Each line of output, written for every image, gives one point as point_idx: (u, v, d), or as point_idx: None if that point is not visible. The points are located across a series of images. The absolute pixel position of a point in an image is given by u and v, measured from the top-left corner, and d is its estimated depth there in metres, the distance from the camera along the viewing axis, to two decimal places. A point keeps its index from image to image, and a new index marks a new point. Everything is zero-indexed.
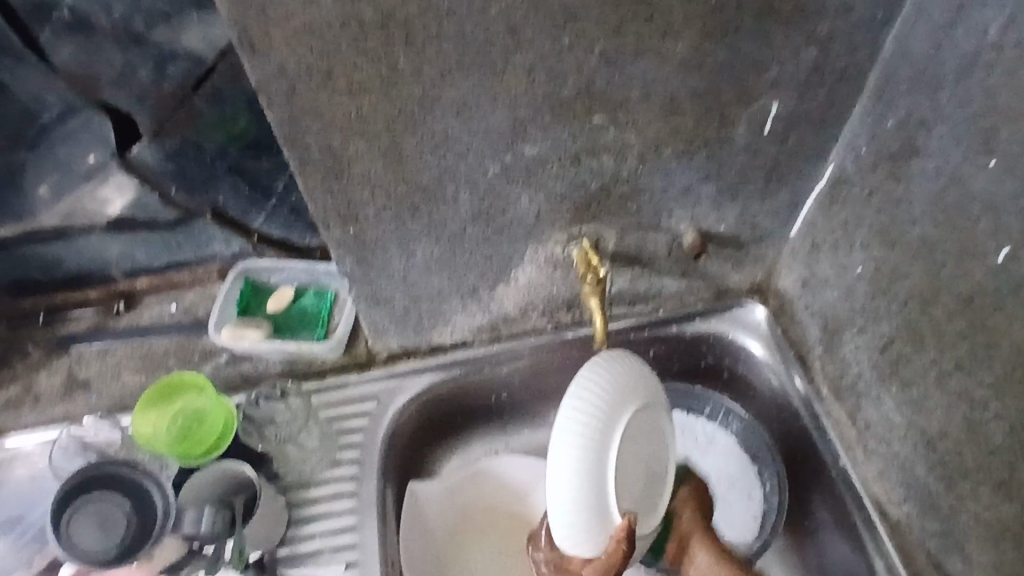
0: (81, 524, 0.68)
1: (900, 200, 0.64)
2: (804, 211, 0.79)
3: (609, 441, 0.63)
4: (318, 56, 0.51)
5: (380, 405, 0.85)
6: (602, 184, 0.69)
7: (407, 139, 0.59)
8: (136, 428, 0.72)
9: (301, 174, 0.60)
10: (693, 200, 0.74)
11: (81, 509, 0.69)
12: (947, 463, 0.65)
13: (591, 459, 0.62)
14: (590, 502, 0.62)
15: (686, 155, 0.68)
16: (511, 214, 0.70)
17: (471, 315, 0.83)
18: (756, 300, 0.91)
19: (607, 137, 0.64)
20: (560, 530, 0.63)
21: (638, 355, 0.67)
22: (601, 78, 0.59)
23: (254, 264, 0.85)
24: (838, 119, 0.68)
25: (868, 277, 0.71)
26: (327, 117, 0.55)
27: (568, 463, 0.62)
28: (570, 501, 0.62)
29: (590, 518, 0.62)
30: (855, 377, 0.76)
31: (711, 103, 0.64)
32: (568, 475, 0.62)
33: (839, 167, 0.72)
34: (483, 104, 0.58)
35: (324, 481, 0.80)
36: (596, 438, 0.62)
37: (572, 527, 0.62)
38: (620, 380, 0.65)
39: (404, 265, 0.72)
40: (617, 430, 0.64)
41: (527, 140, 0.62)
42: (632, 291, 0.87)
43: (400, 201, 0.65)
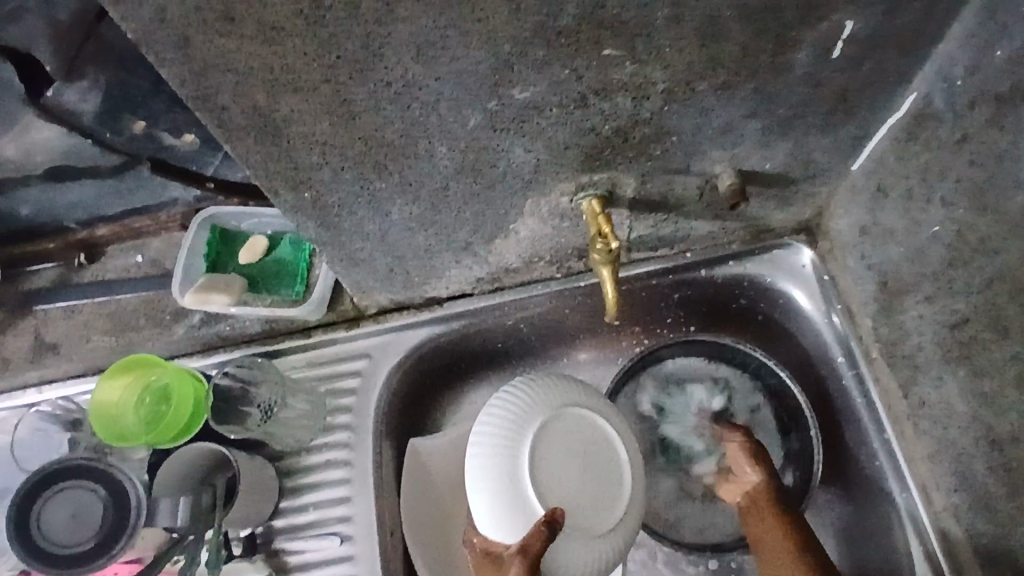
0: (52, 526, 0.61)
1: (1007, 154, 0.48)
2: (872, 145, 0.63)
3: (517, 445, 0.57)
4: None
5: (372, 362, 0.78)
6: (616, 128, 0.55)
7: (356, 90, 0.45)
8: (98, 422, 0.64)
9: (226, 139, 0.47)
10: (733, 139, 0.59)
11: (45, 509, 0.62)
12: (1016, 471, 0.55)
13: (503, 457, 0.57)
14: (506, 496, 0.55)
15: (726, 90, 0.53)
16: (503, 166, 0.56)
17: (467, 268, 0.72)
18: (802, 241, 0.77)
19: (623, 74, 0.49)
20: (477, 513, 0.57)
21: (563, 374, 0.61)
22: (613, 2, 0.43)
23: (220, 211, 0.74)
24: (933, 36, 0.51)
25: (949, 241, 0.57)
26: (243, 72, 0.42)
27: (480, 457, 0.57)
28: (489, 493, 0.56)
29: (510, 511, 0.55)
30: (915, 349, 0.65)
31: (764, 25, 0.47)
32: (484, 478, 0.56)
33: (926, 97, 0.55)
34: (451, 43, 0.43)
35: (316, 448, 0.75)
36: (504, 436, 0.57)
37: (489, 513, 0.56)
38: (535, 398, 0.59)
39: (378, 226, 0.61)
40: (522, 443, 0.57)
41: (515, 84, 0.48)
42: (655, 236, 0.74)
43: (361, 161, 0.52)
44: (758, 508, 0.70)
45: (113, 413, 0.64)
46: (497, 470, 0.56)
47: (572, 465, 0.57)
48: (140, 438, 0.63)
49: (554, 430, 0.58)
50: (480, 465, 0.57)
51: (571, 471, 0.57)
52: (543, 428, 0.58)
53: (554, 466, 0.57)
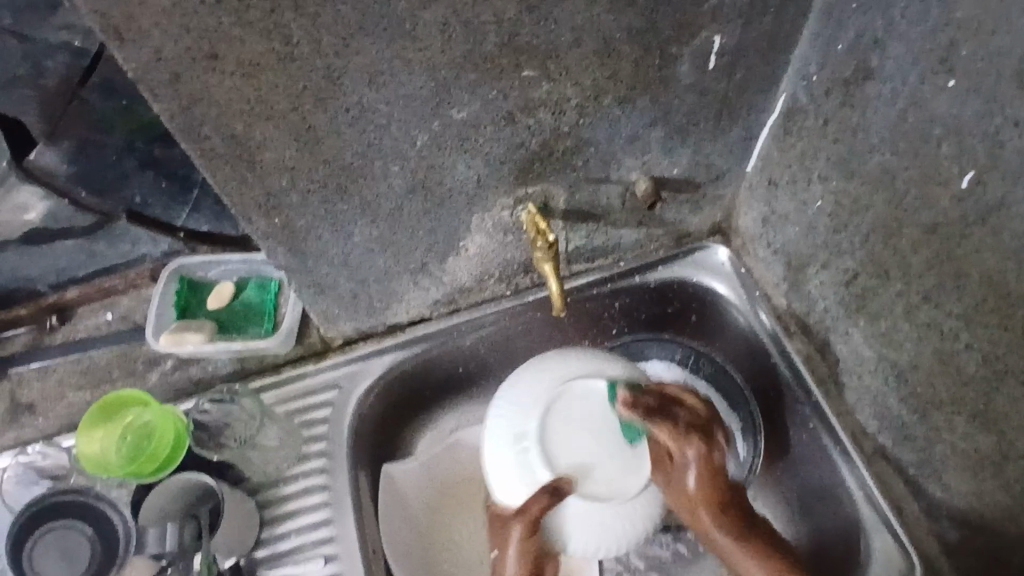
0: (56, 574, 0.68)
1: (856, 128, 0.60)
2: (759, 146, 0.75)
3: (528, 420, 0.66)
4: (198, 37, 0.45)
5: (342, 392, 0.82)
6: (542, 141, 0.64)
7: (319, 117, 0.53)
8: (86, 461, 0.68)
9: (207, 168, 0.54)
10: (642, 147, 0.70)
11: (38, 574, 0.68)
12: (920, 395, 0.64)
13: (523, 430, 0.66)
14: (518, 464, 0.65)
15: (628, 102, 0.64)
16: (449, 183, 0.65)
17: (425, 290, 0.79)
18: (718, 241, 0.88)
19: (542, 91, 0.59)
20: (496, 479, 0.66)
21: (575, 355, 0.70)
22: (526, 28, 0.53)
23: (188, 262, 0.80)
24: (785, 46, 0.64)
25: (829, 211, 0.68)
26: (223, 103, 0.50)
27: (503, 431, 0.67)
28: (508, 462, 0.66)
29: (526, 476, 0.65)
30: (822, 313, 0.74)
31: (650, 42, 0.58)
32: (503, 450, 0.66)
33: (791, 98, 0.68)
34: (397, 70, 0.52)
35: (294, 477, 0.77)
36: (515, 415, 0.67)
37: (509, 476, 0.65)
38: (543, 375, 0.68)
39: (342, 249, 0.68)
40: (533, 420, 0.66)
41: (454, 105, 0.57)
42: (590, 247, 0.83)
43: (324, 184, 0.60)
44: (705, 503, 0.66)
45: (97, 460, 0.68)
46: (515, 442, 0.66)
47: (578, 434, 0.66)
48: (123, 470, 0.67)
49: (569, 406, 0.67)
50: (503, 437, 0.67)
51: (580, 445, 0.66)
52: (554, 404, 0.67)
53: (563, 438, 0.66)
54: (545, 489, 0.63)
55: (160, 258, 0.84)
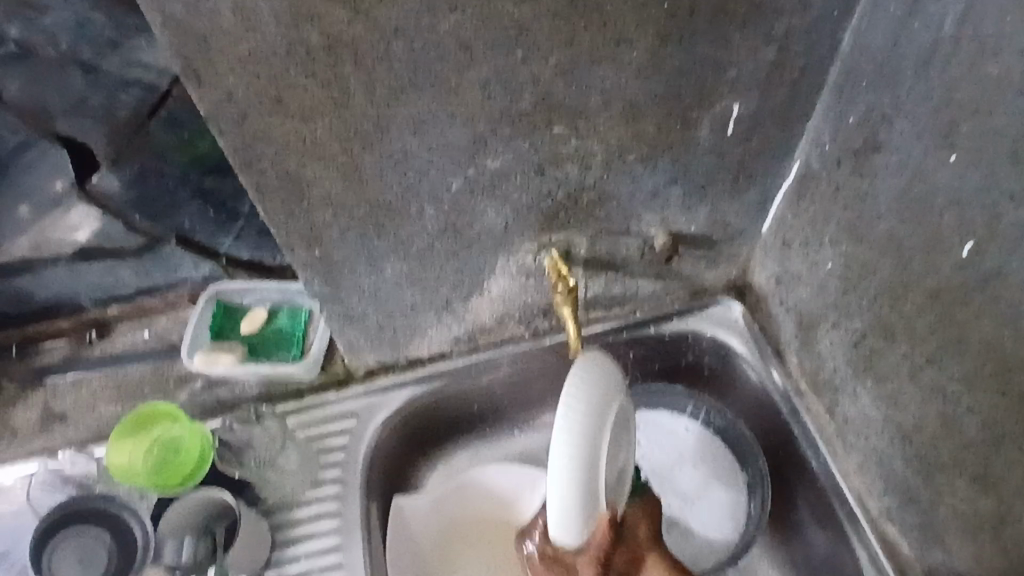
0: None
1: (866, 195, 0.64)
2: (774, 208, 0.79)
3: (599, 446, 0.63)
4: (266, 82, 0.50)
5: (361, 421, 0.85)
6: (568, 193, 0.69)
7: (366, 159, 0.58)
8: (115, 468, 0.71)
9: (259, 200, 0.59)
10: (661, 203, 0.74)
11: None
12: (923, 456, 0.65)
13: (587, 472, 0.62)
14: (585, 497, 0.63)
15: (650, 160, 0.68)
16: (479, 227, 0.69)
17: (447, 327, 0.83)
18: (732, 298, 0.91)
19: (570, 146, 0.64)
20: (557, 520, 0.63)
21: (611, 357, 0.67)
22: (560, 89, 0.58)
23: (226, 287, 0.85)
24: (800, 116, 0.68)
25: (839, 273, 0.70)
26: (281, 143, 0.55)
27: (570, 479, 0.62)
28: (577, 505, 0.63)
29: (588, 512, 0.63)
30: (832, 372, 0.77)
31: (673, 107, 0.63)
32: (567, 485, 0.62)
33: (805, 164, 0.71)
34: (440, 121, 0.57)
35: (307, 502, 0.79)
36: (584, 434, 0.62)
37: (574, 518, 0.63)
38: (597, 394, 0.63)
39: (373, 283, 0.72)
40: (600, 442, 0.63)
41: (489, 154, 0.62)
42: (607, 295, 0.87)
43: (364, 221, 0.64)
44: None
45: (124, 469, 0.71)
46: (582, 493, 0.62)
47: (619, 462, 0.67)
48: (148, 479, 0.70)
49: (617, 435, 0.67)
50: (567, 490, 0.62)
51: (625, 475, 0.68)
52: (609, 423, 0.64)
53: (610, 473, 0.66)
54: (606, 521, 0.65)
55: (199, 281, 0.89)
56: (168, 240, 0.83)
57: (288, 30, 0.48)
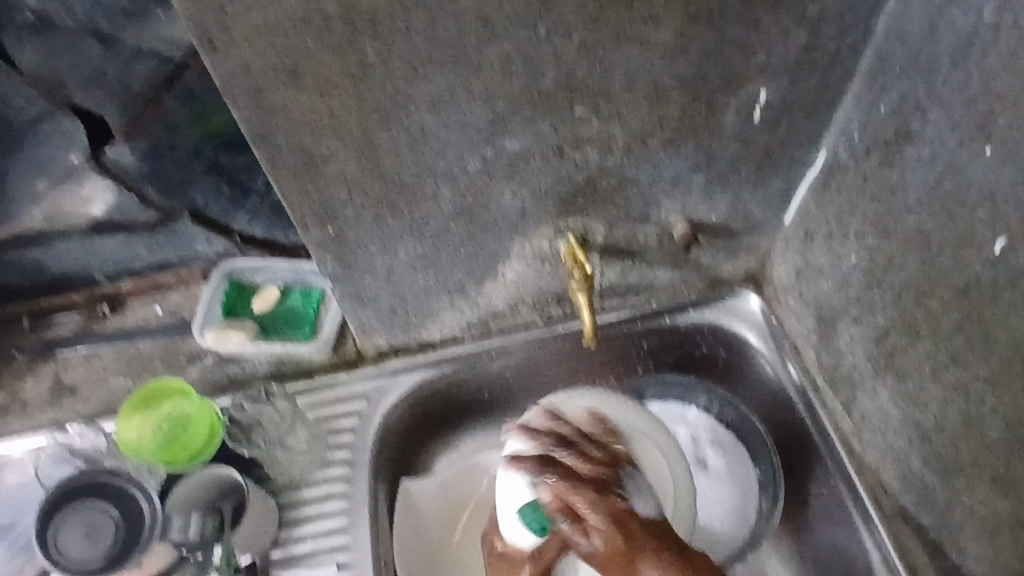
0: (77, 550, 0.68)
1: (894, 187, 0.62)
2: (798, 198, 0.77)
3: (557, 460, 0.68)
4: (282, 53, 0.49)
5: (370, 404, 0.84)
6: (587, 177, 0.67)
7: (382, 135, 0.57)
8: (126, 444, 0.71)
9: (273, 175, 0.58)
10: (682, 190, 0.72)
11: (61, 552, 0.68)
12: (943, 457, 0.63)
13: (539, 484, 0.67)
14: (542, 506, 0.67)
15: (672, 145, 0.66)
16: (495, 209, 0.68)
17: (459, 311, 0.82)
18: (750, 289, 0.89)
19: (591, 128, 0.62)
20: (509, 526, 0.67)
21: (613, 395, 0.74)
22: (581, 69, 0.56)
23: (239, 265, 0.85)
24: (829, 104, 0.66)
25: (863, 267, 0.69)
26: (296, 116, 0.53)
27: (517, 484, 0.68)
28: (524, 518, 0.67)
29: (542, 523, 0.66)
30: (851, 368, 0.75)
31: (697, 91, 0.61)
32: (519, 484, 0.67)
33: (833, 154, 0.69)
34: (459, 99, 0.56)
35: (315, 482, 0.80)
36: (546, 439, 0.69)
37: (526, 527, 0.66)
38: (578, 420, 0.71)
39: (386, 263, 0.71)
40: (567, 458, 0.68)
41: (508, 135, 0.60)
42: (623, 283, 0.85)
43: (379, 200, 0.63)
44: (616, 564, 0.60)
45: (132, 445, 0.71)
46: (533, 496, 0.67)
47: None
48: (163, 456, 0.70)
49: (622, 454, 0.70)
50: (519, 499, 0.67)
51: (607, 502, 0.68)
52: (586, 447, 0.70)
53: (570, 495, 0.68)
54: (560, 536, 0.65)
55: (212, 258, 0.88)
56: (181, 215, 0.83)
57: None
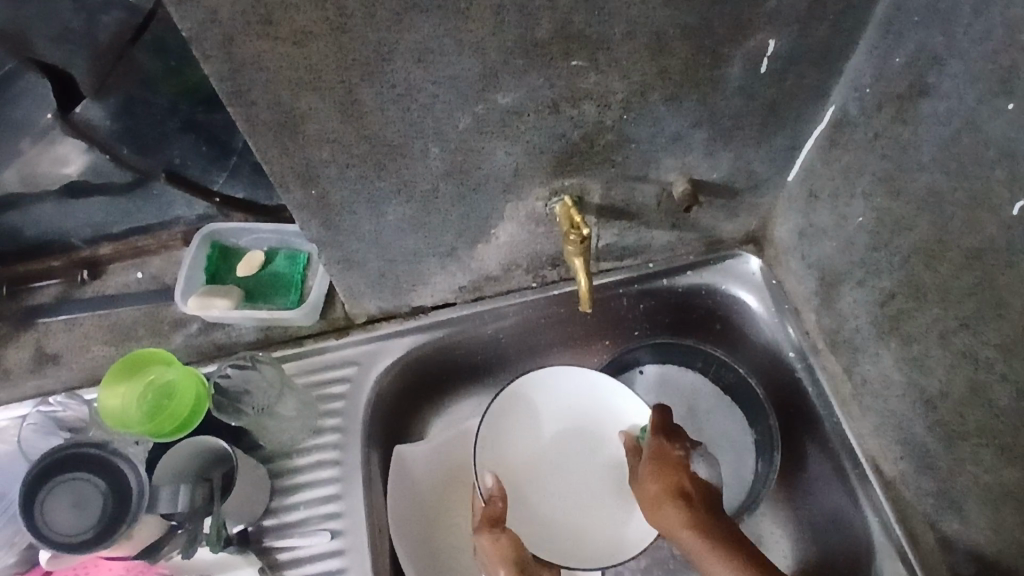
0: (68, 524, 0.65)
1: (907, 144, 0.59)
2: (802, 156, 0.74)
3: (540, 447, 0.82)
4: (254, 1, 0.45)
5: (361, 369, 0.83)
6: (584, 134, 0.64)
7: (365, 91, 0.53)
8: (116, 419, 0.68)
9: (251, 135, 0.55)
10: (683, 148, 0.69)
11: (49, 527, 0.65)
12: (946, 423, 0.63)
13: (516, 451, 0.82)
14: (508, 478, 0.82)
15: (674, 100, 0.63)
16: (487, 169, 0.65)
17: (451, 275, 0.80)
18: (750, 251, 0.87)
19: (588, 82, 0.58)
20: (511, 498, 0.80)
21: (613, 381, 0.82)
22: (579, 16, 0.52)
23: (220, 228, 0.81)
24: (839, 56, 0.62)
25: (869, 229, 0.66)
26: (272, 70, 0.50)
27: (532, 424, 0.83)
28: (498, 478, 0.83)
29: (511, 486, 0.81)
30: (853, 332, 0.73)
31: (702, 42, 0.57)
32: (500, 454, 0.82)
33: (841, 109, 0.66)
34: (447, 50, 0.52)
35: (307, 449, 0.78)
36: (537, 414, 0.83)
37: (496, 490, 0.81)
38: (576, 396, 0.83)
39: (375, 227, 0.68)
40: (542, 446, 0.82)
41: (499, 89, 0.57)
42: (620, 246, 0.83)
43: (364, 160, 0.60)
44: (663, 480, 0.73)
45: (117, 416, 0.68)
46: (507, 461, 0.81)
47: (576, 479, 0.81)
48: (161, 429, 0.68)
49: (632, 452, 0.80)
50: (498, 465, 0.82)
51: (585, 491, 0.81)
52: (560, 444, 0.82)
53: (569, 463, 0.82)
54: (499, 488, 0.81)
55: (194, 221, 0.85)
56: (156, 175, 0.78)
57: None
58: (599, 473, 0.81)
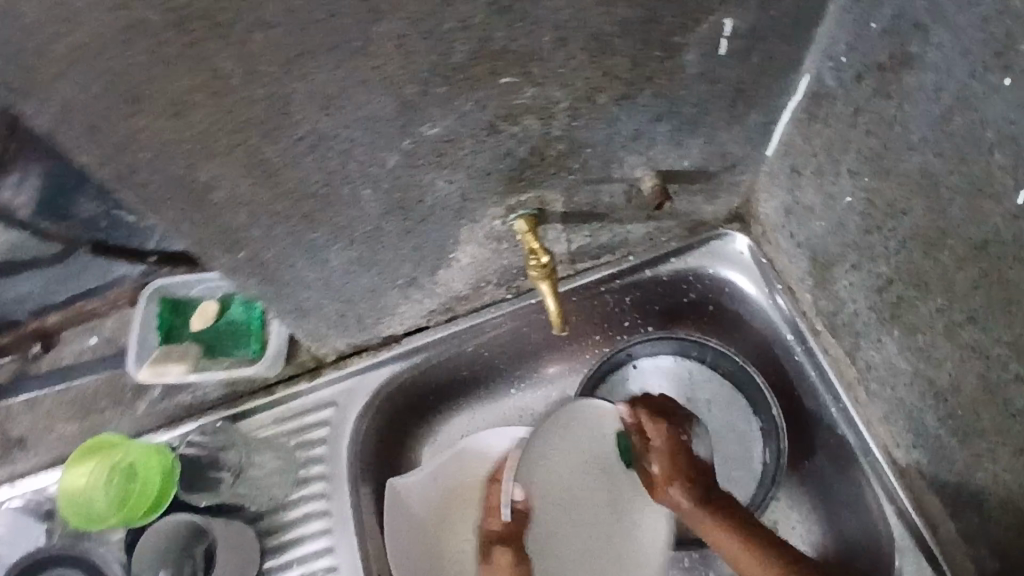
0: None
1: (894, 121, 0.52)
2: (779, 129, 0.67)
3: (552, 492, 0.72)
4: (111, 82, 0.38)
5: (338, 410, 0.79)
6: (532, 149, 0.57)
7: (270, 149, 0.47)
8: (83, 513, 0.65)
9: (156, 213, 0.49)
10: (645, 143, 0.62)
11: None
12: (959, 416, 0.58)
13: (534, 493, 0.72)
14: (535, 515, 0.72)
15: (627, 99, 0.56)
16: (431, 200, 0.59)
17: (418, 302, 0.74)
18: (736, 229, 0.81)
19: (525, 98, 0.52)
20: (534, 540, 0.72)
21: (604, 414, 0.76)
22: (500, 33, 0.45)
23: (167, 282, 0.75)
24: (809, 22, 0.54)
25: (859, 209, 0.60)
26: (156, 147, 0.43)
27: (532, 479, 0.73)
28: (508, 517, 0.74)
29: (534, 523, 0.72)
30: (852, 316, 0.68)
31: (648, 35, 0.50)
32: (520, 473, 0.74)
33: (816, 79, 0.59)
34: (354, 94, 0.45)
35: (293, 502, 0.76)
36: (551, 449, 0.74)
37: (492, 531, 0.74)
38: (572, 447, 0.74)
39: (321, 274, 0.63)
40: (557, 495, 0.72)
41: (425, 122, 0.50)
42: (595, 245, 0.77)
43: (290, 216, 0.54)
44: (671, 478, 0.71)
45: (80, 501, 0.65)
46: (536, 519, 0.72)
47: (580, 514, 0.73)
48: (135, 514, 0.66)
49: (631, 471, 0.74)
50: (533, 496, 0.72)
51: (586, 524, 0.73)
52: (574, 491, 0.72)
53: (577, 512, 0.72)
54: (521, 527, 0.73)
55: None
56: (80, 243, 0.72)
57: (110, 8, 0.35)
58: (596, 506, 0.73)
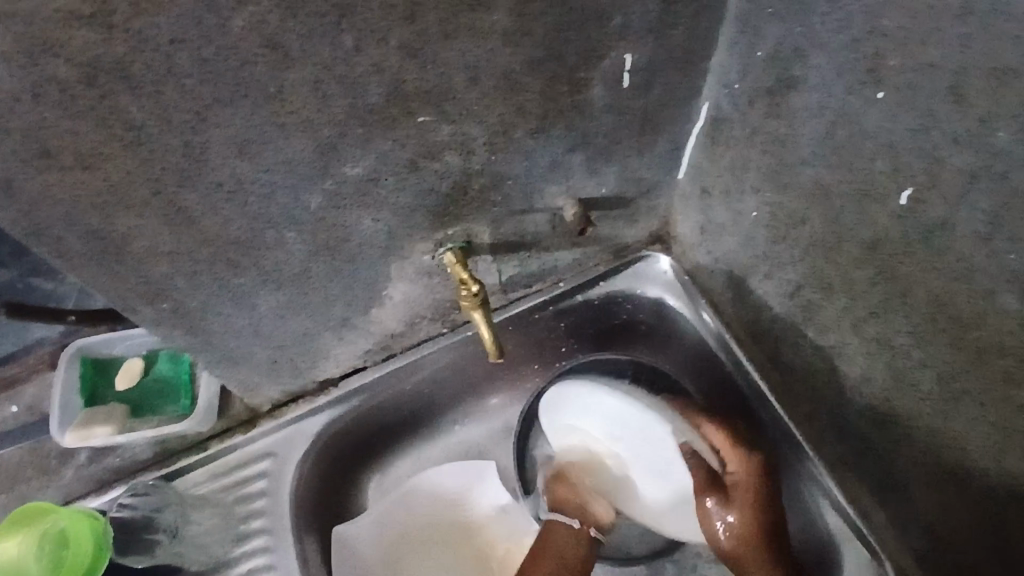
0: None
1: (785, 139, 0.56)
2: (688, 154, 0.71)
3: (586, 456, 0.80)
4: (21, 137, 0.38)
5: (277, 460, 0.75)
6: (454, 183, 0.59)
7: (188, 197, 0.47)
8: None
9: (71, 269, 0.48)
10: (564, 172, 0.65)
11: None
12: (876, 407, 0.62)
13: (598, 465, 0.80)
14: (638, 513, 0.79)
15: (541, 132, 0.58)
16: (357, 239, 0.59)
17: (352, 343, 0.74)
18: (658, 250, 0.84)
19: (443, 134, 0.53)
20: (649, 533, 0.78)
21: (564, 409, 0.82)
22: (412, 74, 0.47)
23: (90, 343, 0.79)
24: (702, 55, 0.59)
25: (765, 223, 0.64)
26: (71, 202, 0.43)
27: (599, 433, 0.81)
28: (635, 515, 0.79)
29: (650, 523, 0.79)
30: (770, 323, 0.71)
31: (555, 71, 0.53)
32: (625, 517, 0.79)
33: (715, 106, 0.63)
34: (272, 137, 0.46)
35: (232, 562, 0.70)
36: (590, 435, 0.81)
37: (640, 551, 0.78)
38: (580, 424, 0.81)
39: (249, 321, 0.62)
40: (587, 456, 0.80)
41: (345, 162, 0.51)
42: (525, 274, 0.79)
43: (212, 262, 0.53)
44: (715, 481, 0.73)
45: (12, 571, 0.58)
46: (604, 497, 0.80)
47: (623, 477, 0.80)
48: None
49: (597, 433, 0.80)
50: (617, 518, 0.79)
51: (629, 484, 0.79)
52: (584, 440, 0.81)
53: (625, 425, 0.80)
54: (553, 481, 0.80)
55: None
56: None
57: (20, 68, 0.35)
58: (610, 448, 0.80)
